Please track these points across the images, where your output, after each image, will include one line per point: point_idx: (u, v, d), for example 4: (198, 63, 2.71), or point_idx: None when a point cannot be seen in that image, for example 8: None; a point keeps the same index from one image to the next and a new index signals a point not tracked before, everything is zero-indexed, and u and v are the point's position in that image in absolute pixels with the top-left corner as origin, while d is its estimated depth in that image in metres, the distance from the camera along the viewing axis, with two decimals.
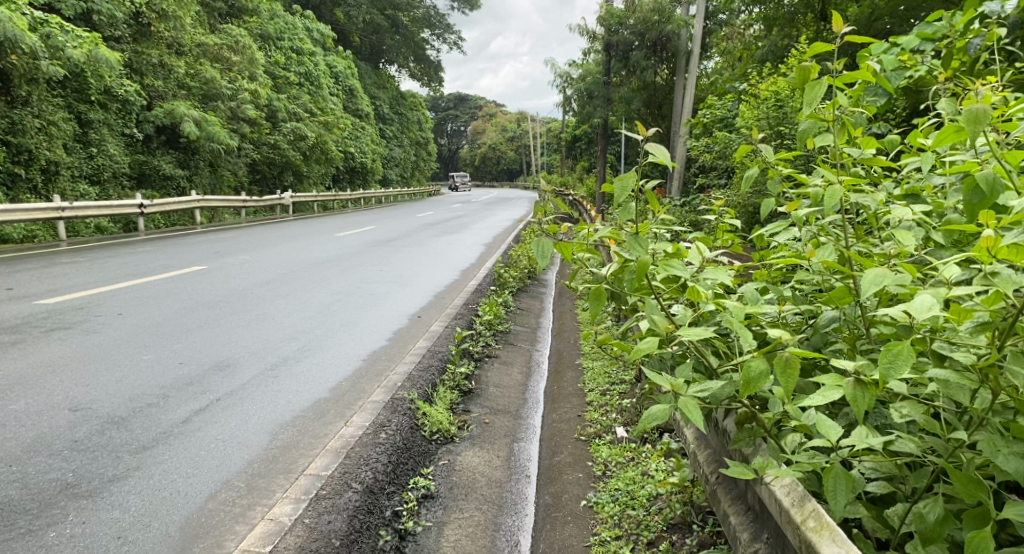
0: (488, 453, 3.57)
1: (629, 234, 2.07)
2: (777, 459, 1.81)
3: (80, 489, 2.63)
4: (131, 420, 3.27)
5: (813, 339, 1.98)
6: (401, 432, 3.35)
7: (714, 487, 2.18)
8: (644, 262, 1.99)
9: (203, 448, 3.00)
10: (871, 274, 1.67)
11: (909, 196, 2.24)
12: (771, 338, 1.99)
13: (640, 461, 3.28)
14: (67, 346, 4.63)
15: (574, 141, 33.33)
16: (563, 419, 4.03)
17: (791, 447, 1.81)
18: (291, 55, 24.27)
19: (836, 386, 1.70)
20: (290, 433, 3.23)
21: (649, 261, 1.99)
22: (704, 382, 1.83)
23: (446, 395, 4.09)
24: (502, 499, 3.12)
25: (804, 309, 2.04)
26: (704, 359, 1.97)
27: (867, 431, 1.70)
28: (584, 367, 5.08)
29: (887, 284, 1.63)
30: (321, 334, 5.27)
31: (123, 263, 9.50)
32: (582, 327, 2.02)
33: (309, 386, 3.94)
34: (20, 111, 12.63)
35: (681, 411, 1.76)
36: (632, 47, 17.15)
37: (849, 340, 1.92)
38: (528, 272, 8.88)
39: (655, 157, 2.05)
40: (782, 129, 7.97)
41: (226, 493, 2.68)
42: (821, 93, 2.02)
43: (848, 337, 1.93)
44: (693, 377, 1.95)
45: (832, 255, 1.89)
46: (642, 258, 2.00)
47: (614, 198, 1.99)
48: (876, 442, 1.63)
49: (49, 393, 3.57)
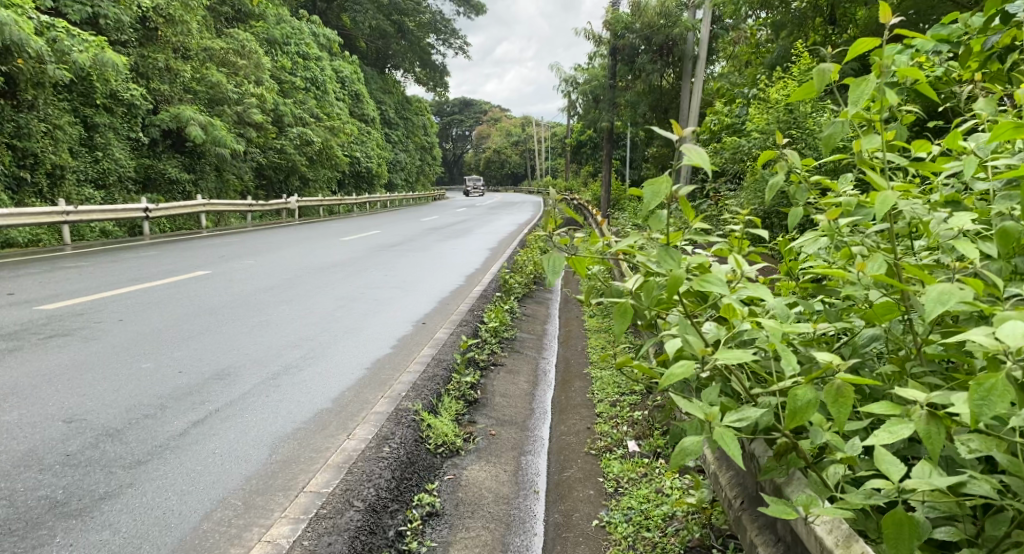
0: (495, 467, 3.44)
1: (659, 246, 1.95)
2: (822, 494, 1.65)
3: (69, 508, 2.53)
4: (126, 432, 3.16)
5: (851, 359, 1.85)
6: (405, 445, 3.24)
7: (739, 514, 2.06)
8: (678, 276, 1.87)
9: (199, 464, 2.89)
10: (937, 291, 1.55)
11: (950, 203, 2.11)
12: (812, 360, 1.85)
13: (653, 478, 3.17)
14: (65, 354, 4.53)
15: (580, 146, 33.24)
16: (572, 431, 3.91)
17: (835, 481, 1.66)
18: (298, 60, 24.26)
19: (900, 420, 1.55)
20: (290, 446, 3.12)
21: (682, 276, 1.87)
22: (742, 411, 1.70)
23: (451, 406, 3.96)
24: (510, 518, 3.00)
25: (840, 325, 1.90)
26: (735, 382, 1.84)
27: (931, 468, 1.56)
28: (593, 376, 4.96)
29: (955, 304, 1.50)
30: (324, 341, 5.15)
31: (126, 268, 9.42)
32: (604, 345, 1.91)
33: (311, 396, 3.82)
34: (26, 115, 12.58)
35: (717, 442, 1.63)
36: (639, 52, 17.05)
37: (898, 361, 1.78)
38: (534, 278, 8.78)
39: (689, 161, 1.92)
40: (793, 134, 7.85)
41: (221, 512, 2.57)
42: (866, 92, 1.86)
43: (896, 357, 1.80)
44: (723, 402, 1.82)
45: (883, 269, 1.75)
46: (674, 272, 1.89)
47: (644, 205, 1.87)
48: (943, 483, 1.49)
49: (43, 404, 3.47)
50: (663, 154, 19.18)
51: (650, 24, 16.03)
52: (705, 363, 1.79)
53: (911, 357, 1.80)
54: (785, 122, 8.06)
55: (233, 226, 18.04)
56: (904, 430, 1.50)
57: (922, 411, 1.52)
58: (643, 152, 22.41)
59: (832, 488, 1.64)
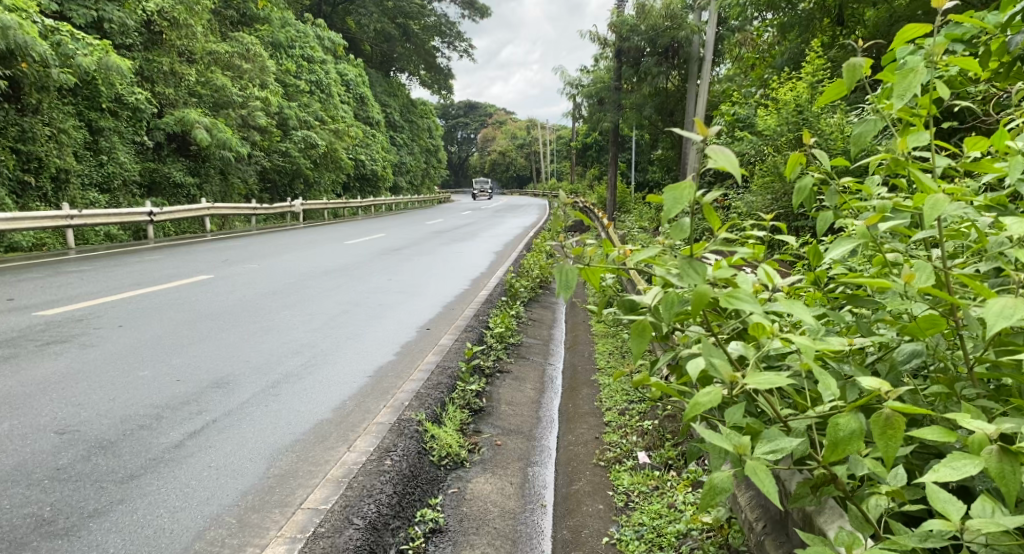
0: (500, 480, 3.33)
1: (682, 258, 1.83)
2: (863, 531, 1.51)
3: (56, 526, 2.43)
4: (119, 444, 3.06)
5: (888, 376, 1.74)
6: (407, 457, 3.12)
7: (760, 537, 1.94)
8: (703, 292, 1.76)
9: (194, 478, 2.79)
10: (997, 307, 1.45)
11: (992, 207, 2.00)
12: (850, 378, 1.73)
13: (664, 491, 3.06)
14: (62, 361, 4.44)
15: (585, 149, 33.12)
16: (580, 441, 3.79)
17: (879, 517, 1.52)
18: (303, 63, 24.23)
19: (961, 457, 1.41)
20: (288, 459, 3.01)
21: (708, 291, 1.76)
22: (775, 441, 1.57)
23: (456, 415, 3.86)
24: (516, 533, 2.89)
25: (879, 338, 1.79)
26: (766, 404, 1.71)
27: (990, 505, 1.42)
28: (600, 383, 4.84)
29: (1017, 321, 1.40)
30: (326, 348, 5.05)
31: (129, 272, 9.34)
32: (625, 365, 1.81)
33: (312, 406, 3.72)
34: (30, 119, 12.53)
35: (750, 477, 1.50)
36: (644, 54, 16.95)
37: (945, 382, 1.67)
38: (540, 282, 8.68)
39: (718, 164, 1.80)
40: (803, 135, 7.73)
41: (214, 531, 2.46)
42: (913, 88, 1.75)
43: (945, 379, 1.68)
44: (748, 426, 1.70)
45: (930, 279, 1.62)
46: (699, 287, 1.77)
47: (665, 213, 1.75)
48: (1010, 524, 1.35)
49: (36, 414, 3.37)
50: (669, 156, 19.07)
51: (656, 26, 15.92)
52: (733, 387, 1.67)
53: (961, 376, 1.68)
54: (795, 123, 7.94)
55: (238, 229, 17.99)
56: (970, 467, 1.37)
57: (993, 447, 1.39)
58: (648, 155, 22.29)
59: (876, 524, 1.51)
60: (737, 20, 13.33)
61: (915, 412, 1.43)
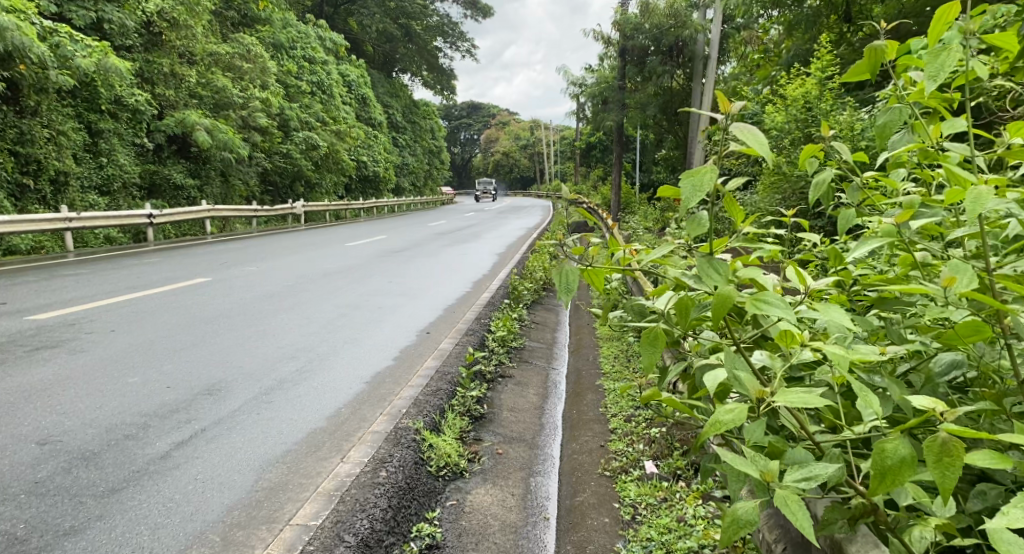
0: (501, 491, 3.19)
1: (701, 257, 1.68)
2: None
3: (29, 545, 2.29)
4: (103, 454, 2.93)
5: (926, 389, 1.61)
6: (404, 468, 2.99)
7: None
8: (726, 295, 1.60)
9: (179, 492, 2.65)
10: None
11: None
12: (886, 391, 1.60)
13: (673, 504, 2.93)
14: (51, 367, 4.32)
15: (588, 149, 32.97)
16: (584, 450, 3.65)
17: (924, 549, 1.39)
18: (304, 64, 24.13)
19: None
20: (279, 471, 2.88)
21: (733, 295, 1.60)
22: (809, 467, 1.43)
23: (455, 423, 3.72)
24: (518, 549, 2.75)
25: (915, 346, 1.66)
26: (794, 421, 1.58)
27: None
28: (605, 388, 4.70)
29: None
30: (323, 352, 4.92)
31: (127, 275, 9.23)
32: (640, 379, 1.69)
33: (305, 414, 3.59)
34: (29, 121, 12.43)
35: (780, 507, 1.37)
36: (647, 53, 16.82)
37: (991, 397, 1.54)
38: (543, 284, 8.56)
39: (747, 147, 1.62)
40: (811, 134, 7.59)
41: (196, 550, 2.33)
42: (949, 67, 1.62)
43: (989, 393, 1.55)
44: (774, 445, 1.56)
45: (974, 284, 1.49)
46: (723, 290, 1.61)
47: (685, 204, 1.59)
48: None
49: (18, 424, 3.25)
50: (672, 156, 18.93)
51: (660, 24, 15.78)
52: (760, 405, 1.53)
53: (1009, 390, 1.55)
54: (801, 122, 7.81)
55: (240, 231, 17.89)
56: None
57: None
58: (652, 155, 22.14)
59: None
60: (741, 17, 13.20)
61: (973, 437, 1.30)
